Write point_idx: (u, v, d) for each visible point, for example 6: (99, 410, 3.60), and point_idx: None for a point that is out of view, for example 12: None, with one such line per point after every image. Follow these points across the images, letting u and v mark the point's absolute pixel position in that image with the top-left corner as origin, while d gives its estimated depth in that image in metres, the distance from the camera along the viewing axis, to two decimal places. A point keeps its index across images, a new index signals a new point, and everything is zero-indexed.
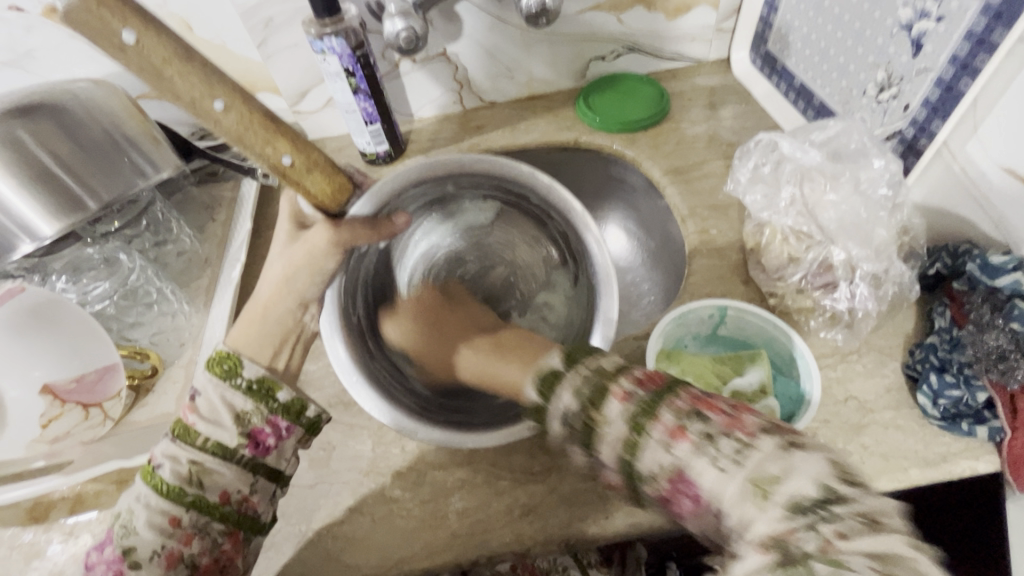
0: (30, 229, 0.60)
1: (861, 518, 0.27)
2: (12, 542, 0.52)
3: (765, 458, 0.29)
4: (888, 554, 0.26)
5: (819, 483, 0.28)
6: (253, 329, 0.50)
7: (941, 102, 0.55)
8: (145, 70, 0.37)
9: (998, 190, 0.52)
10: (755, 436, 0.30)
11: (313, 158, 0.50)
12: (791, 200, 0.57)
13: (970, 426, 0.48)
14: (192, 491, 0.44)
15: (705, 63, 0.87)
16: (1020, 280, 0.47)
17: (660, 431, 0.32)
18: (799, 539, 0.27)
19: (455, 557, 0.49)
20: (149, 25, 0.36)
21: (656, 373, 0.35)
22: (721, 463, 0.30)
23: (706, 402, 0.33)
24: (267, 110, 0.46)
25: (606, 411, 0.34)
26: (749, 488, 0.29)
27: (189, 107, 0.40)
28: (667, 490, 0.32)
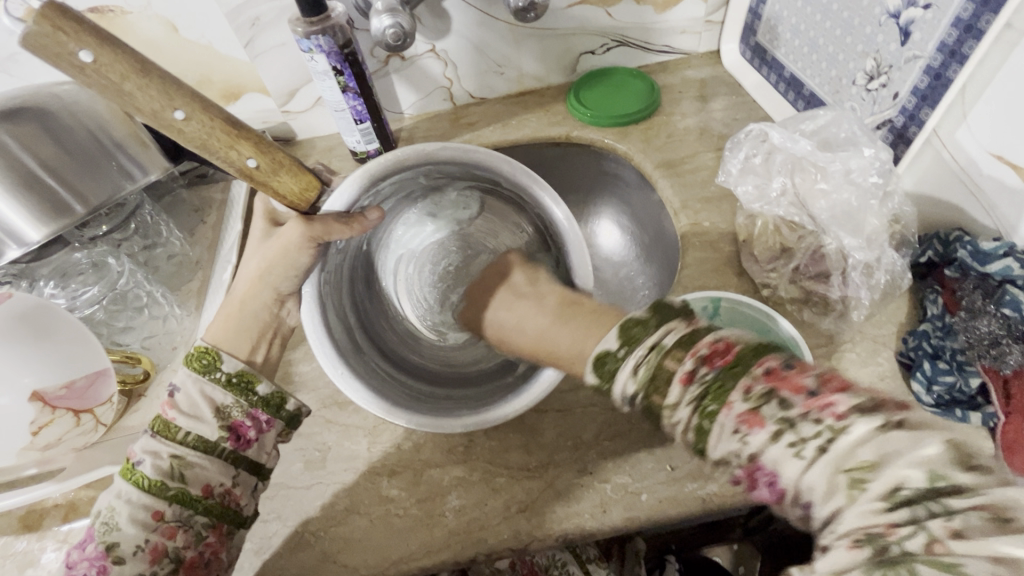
0: (16, 235, 0.60)
1: (983, 513, 0.25)
2: (4, 551, 0.51)
3: (857, 442, 0.28)
4: (1021, 555, 0.24)
5: (926, 471, 0.26)
6: (231, 324, 0.51)
7: (930, 90, 0.55)
8: (107, 87, 0.38)
9: (988, 176, 0.53)
10: (845, 420, 0.29)
11: (281, 158, 0.48)
12: (782, 190, 0.57)
13: (964, 412, 0.48)
14: (173, 485, 0.44)
15: (695, 55, 0.87)
16: (1011, 265, 0.48)
17: (730, 418, 0.31)
18: (900, 536, 0.26)
19: (452, 556, 0.48)
20: (103, 42, 0.37)
21: (722, 345, 0.33)
22: (805, 452, 0.29)
23: (789, 379, 0.31)
24: (227, 114, 0.44)
25: (670, 395, 0.33)
26: (840, 481, 0.28)
27: (152, 118, 0.41)
28: (742, 475, 0.31)
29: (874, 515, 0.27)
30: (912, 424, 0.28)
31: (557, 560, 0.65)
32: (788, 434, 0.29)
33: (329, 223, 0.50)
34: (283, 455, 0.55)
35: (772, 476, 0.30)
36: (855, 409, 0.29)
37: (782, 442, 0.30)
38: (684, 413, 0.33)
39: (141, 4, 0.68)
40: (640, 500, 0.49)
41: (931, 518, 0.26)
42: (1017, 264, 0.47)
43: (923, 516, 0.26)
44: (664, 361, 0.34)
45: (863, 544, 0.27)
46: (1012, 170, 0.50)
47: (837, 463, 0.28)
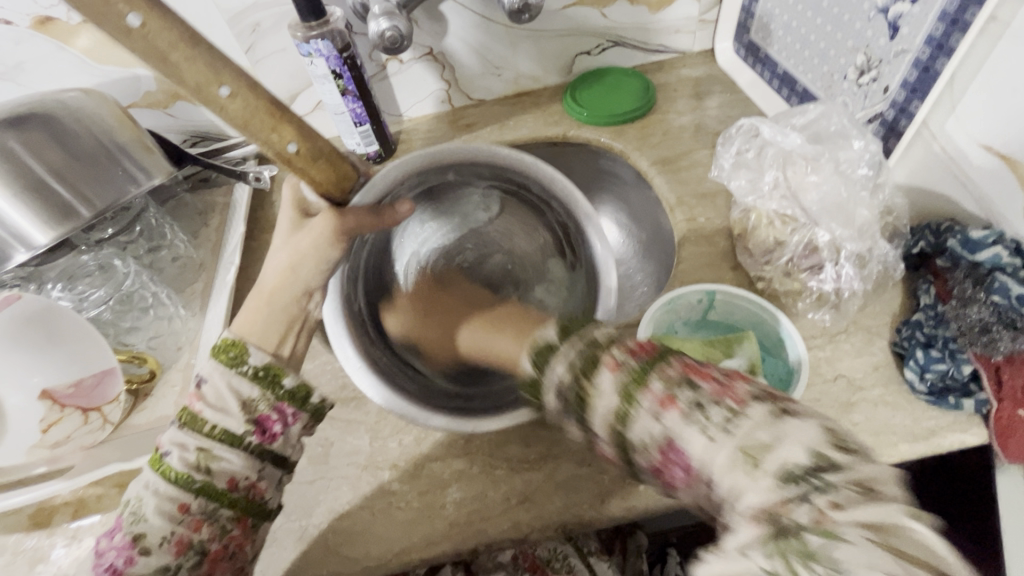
0: (25, 238, 0.61)
1: (854, 486, 0.27)
2: (15, 548, 0.52)
3: (754, 425, 0.30)
4: (884, 523, 0.26)
5: (810, 450, 0.28)
6: (257, 318, 0.49)
7: (919, 83, 0.56)
8: (154, 55, 0.37)
9: (978, 167, 0.53)
10: (744, 404, 0.31)
11: (319, 144, 0.50)
12: (774, 184, 0.58)
13: (957, 400, 0.49)
14: (200, 477, 0.44)
15: (690, 54, 0.88)
16: (999, 253, 0.48)
17: (648, 399, 0.33)
18: (790, 510, 0.27)
19: (454, 547, 0.49)
20: (153, 7, 0.36)
21: (649, 341, 0.37)
22: (709, 431, 0.30)
23: (698, 371, 0.33)
24: (272, 94, 0.45)
25: (598, 382, 0.35)
26: (734, 455, 0.29)
27: (195, 92, 0.40)
28: (658, 459, 0.32)
29: (766, 492, 0.28)
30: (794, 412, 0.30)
31: (559, 553, 0.66)
32: (697, 417, 0.31)
33: (339, 219, 0.51)
34: None
35: (681, 455, 0.31)
36: (755, 397, 0.31)
37: (692, 424, 0.31)
38: (613, 392, 0.34)
39: None
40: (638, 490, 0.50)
41: (817, 492, 0.27)
42: (1006, 253, 0.48)
43: (811, 490, 0.27)
44: (601, 347, 0.36)
45: (762, 519, 0.27)
46: (1002, 160, 0.51)
47: (736, 441, 0.29)
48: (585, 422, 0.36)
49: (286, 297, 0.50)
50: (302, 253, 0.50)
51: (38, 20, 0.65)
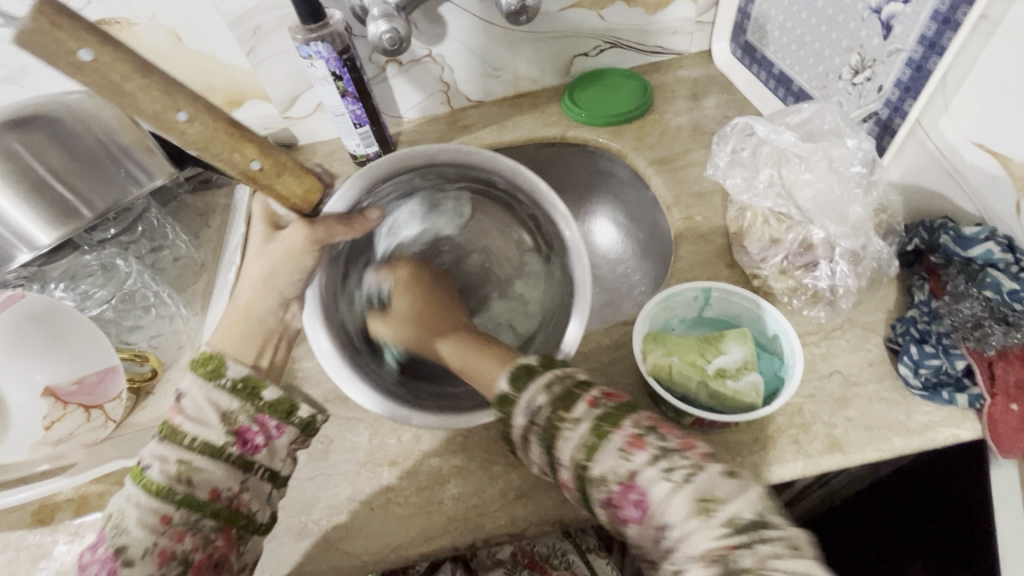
0: (27, 238, 0.63)
1: (787, 544, 0.34)
2: (18, 544, 0.53)
3: (711, 480, 0.36)
4: (808, 575, 0.32)
5: (755, 510, 0.35)
6: (236, 332, 0.52)
7: (913, 82, 0.57)
8: (106, 87, 0.39)
9: (971, 165, 0.54)
10: (705, 460, 0.37)
11: (282, 161, 0.52)
12: (768, 182, 0.59)
13: (950, 394, 0.49)
14: (182, 489, 0.45)
15: (687, 55, 0.89)
16: (992, 249, 0.49)
17: (620, 437, 0.39)
18: (738, 554, 0.33)
19: (452, 542, 0.50)
20: (104, 41, 0.39)
21: (616, 393, 0.42)
22: (672, 477, 0.36)
23: (663, 424, 0.40)
24: (232, 116, 0.48)
25: (574, 410, 0.41)
26: (697, 507, 0.35)
27: (153, 119, 0.42)
28: (616, 493, 0.38)
29: (720, 539, 0.34)
30: (744, 476, 0.37)
31: (558, 549, 0.67)
32: (663, 461, 0.37)
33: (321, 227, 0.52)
34: None
35: (642, 494, 0.37)
36: (711, 456, 0.38)
37: (657, 465, 0.37)
38: (584, 426, 0.40)
39: (147, 15, 0.70)
40: None
41: (758, 542, 0.34)
42: (998, 248, 0.49)
43: (753, 542, 0.34)
44: (575, 386, 0.42)
45: (715, 562, 0.33)
46: (994, 158, 0.51)
47: (696, 491, 0.36)
48: (548, 448, 0.41)
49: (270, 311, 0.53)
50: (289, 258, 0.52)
51: None
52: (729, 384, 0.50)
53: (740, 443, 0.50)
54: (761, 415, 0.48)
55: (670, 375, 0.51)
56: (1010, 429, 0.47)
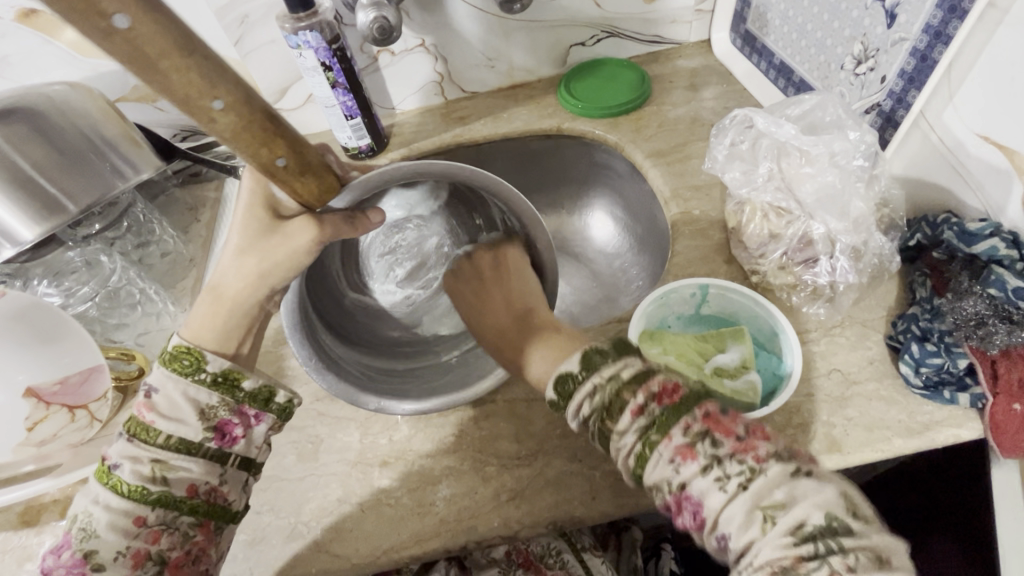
0: (11, 234, 0.61)
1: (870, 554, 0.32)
2: (3, 546, 0.52)
3: (771, 484, 0.34)
4: None
5: (826, 512, 0.33)
6: (218, 322, 0.48)
7: (917, 72, 0.55)
8: (132, 60, 0.31)
9: (975, 158, 0.53)
10: (762, 464, 0.35)
11: (308, 155, 0.45)
12: (768, 175, 0.57)
13: (952, 393, 0.48)
14: (156, 489, 0.44)
15: (686, 45, 0.87)
16: (996, 245, 0.47)
17: (669, 449, 0.36)
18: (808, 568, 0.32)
19: (444, 544, 0.49)
20: (144, 4, 0.30)
21: (670, 386, 0.39)
22: (727, 487, 0.35)
23: (718, 423, 0.37)
24: (268, 103, 0.39)
25: (620, 423, 0.38)
26: (755, 515, 0.34)
27: (182, 103, 0.34)
28: (670, 502, 0.37)
29: (786, 548, 0.33)
30: (818, 473, 0.35)
31: (553, 549, 0.66)
32: (715, 470, 0.35)
33: (328, 224, 0.48)
34: (276, 447, 0.55)
35: (697, 505, 0.36)
36: (771, 456, 0.35)
37: (709, 476, 0.35)
38: (630, 439, 0.38)
39: None
40: (629, 487, 0.49)
41: (828, 553, 0.32)
42: (1003, 244, 0.47)
43: (825, 552, 0.32)
44: (621, 390, 0.39)
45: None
46: (1000, 151, 0.50)
47: (755, 500, 0.34)
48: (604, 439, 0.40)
49: (252, 304, 0.49)
50: (271, 262, 0.48)
51: (22, 13, 0.64)
52: (727, 382, 0.49)
53: None
54: (759, 415, 0.47)
55: None
56: (1013, 430, 0.46)
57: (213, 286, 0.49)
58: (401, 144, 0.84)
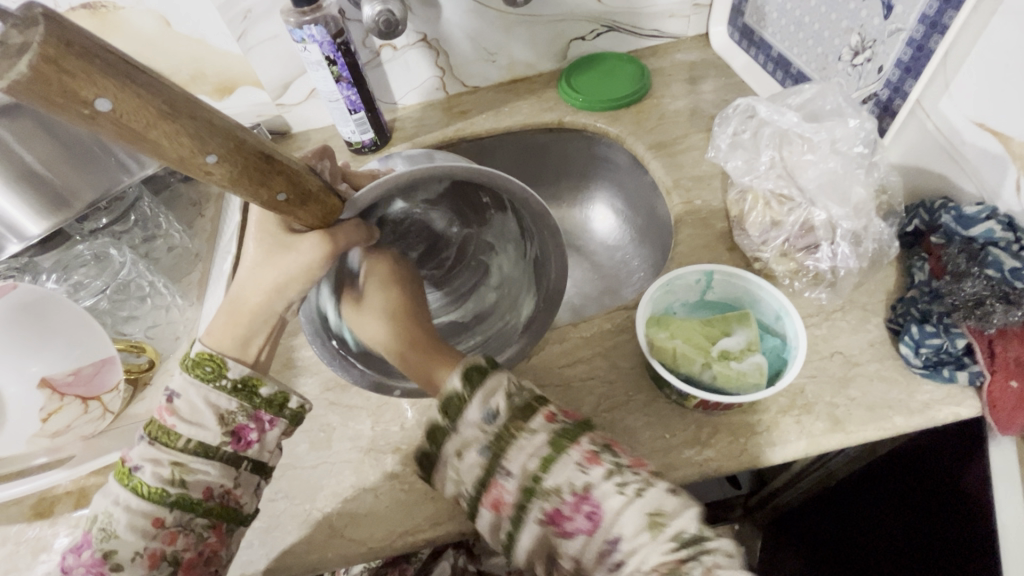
0: (18, 230, 0.65)
1: (724, 555, 0.38)
2: (17, 538, 0.52)
3: (660, 495, 0.40)
4: None
5: (695, 523, 0.39)
6: (240, 330, 0.48)
7: (914, 61, 0.57)
8: (124, 135, 0.30)
9: (970, 144, 0.54)
10: (652, 476, 0.41)
11: (308, 184, 0.42)
12: (770, 163, 0.59)
13: (952, 372, 0.49)
14: (174, 491, 0.44)
15: (684, 39, 0.88)
16: (992, 228, 0.50)
17: (578, 452, 0.41)
18: (687, 566, 0.37)
19: (458, 527, 0.50)
20: (125, 82, 0.29)
21: (572, 411, 0.45)
22: (626, 491, 0.40)
23: (613, 443, 0.43)
24: (263, 143, 0.38)
25: (534, 422, 0.42)
26: (648, 520, 0.39)
27: (177, 163, 0.33)
28: (567, 506, 0.40)
29: (667, 553, 0.38)
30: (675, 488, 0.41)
31: None
32: (615, 477, 0.40)
33: (339, 238, 0.47)
34: (287, 436, 0.56)
35: (595, 507, 0.40)
36: (657, 473, 0.42)
37: (611, 481, 0.40)
38: (542, 437, 0.42)
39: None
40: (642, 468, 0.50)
41: (701, 554, 0.38)
42: (999, 227, 0.50)
43: (696, 552, 0.38)
44: (532, 401, 0.44)
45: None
46: (995, 137, 0.51)
47: (646, 507, 0.39)
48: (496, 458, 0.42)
49: (272, 312, 0.48)
50: (288, 275, 0.46)
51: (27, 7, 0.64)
52: (734, 365, 0.50)
53: (742, 425, 0.50)
54: (765, 396, 0.48)
55: (673, 357, 0.51)
56: (1010, 408, 0.47)
57: (231, 294, 0.48)
58: (403, 138, 0.84)
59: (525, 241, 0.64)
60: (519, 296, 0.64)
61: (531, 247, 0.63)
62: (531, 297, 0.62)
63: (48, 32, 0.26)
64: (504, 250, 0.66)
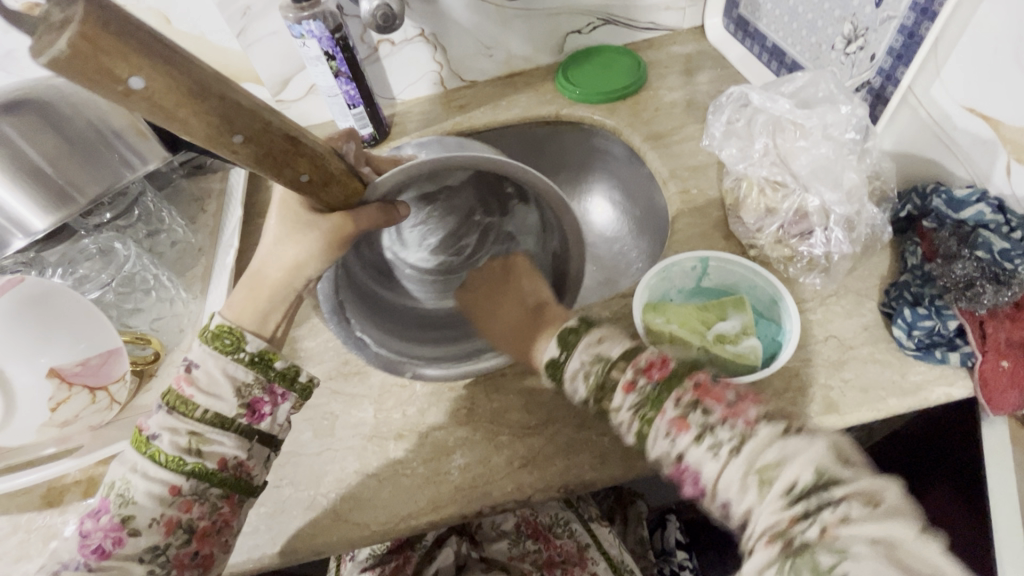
0: (23, 225, 0.66)
1: (866, 504, 0.33)
2: (28, 526, 0.53)
3: (763, 447, 0.37)
4: (888, 538, 0.32)
5: (818, 469, 0.35)
6: (256, 310, 0.49)
7: (905, 49, 0.57)
8: (158, 114, 0.31)
9: (961, 129, 0.55)
10: (753, 427, 0.38)
11: (331, 167, 0.43)
12: (764, 150, 0.59)
13: (943, 353, 0.50)
14: (191, 460, 0.45)
15: (680, 31, 0.89)
16: (982, 211, 0.51)
17: (664, 422, 0.40)
18: (801, 528, 0.34)
19: (459, 510, 0.51)
20: (159, 62, 0.30)
21: (654, 368, 0.42)
22: (719, 453, 0.38)
23: (710, 393, 0.40)
24: (289, 125, 0.39)
25: (615, 400, 0.42)
26: (751, 479, 0.37)
27: (205, 141, 0.34)
28: (673, 473, 0.40)
29: (779, 512, 0.35)
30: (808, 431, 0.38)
31: (561, 519, 0.69)
32: (706, 439, 0.39)
33: (360, 219, 0.47)
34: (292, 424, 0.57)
35: (695, 473, 0.39)
36: (760, 418, 0.38)
37: (703, 444, 0.39)
38: (624, 416, 0.42)
39: None
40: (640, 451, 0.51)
41: (820, 510, 0.34)
42: (989, 210, 0.50)
43: (818, 508, 0.34)
44: (611, 369, 0.43)
45: (775, 540, 0.35)
46: (985, 121, 0.52)
47: (749, 464, 0.37)
48: (603, 407, 0.43)
49: (291, 291, 0.49)
50: (308, 254, 0.48)
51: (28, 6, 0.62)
52: (729, 348, 0.51)
53: None
54: (760, 377, 0.49)
55: (670, 341, 0.52)
56: (1002, 387, 0.48)
57: (253, 272, 0.50)
58: (403, 133, 0.85)
59: (546, 234, 0.65)
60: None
61: (553, 241, 0.64)
62: (550, 288, 0.63)
63: (87, 13, 0.27)
64: (523, 241, 0.67)
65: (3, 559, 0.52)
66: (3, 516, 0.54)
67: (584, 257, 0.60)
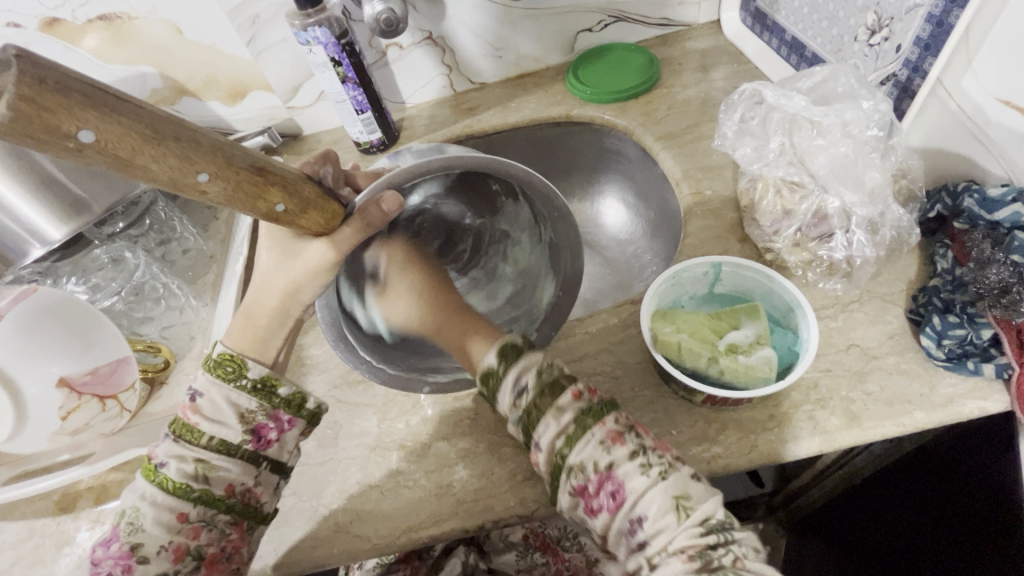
0: (39, 234, 0.65)
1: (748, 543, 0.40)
2: (43, 531, 0.54)
3: (685, 481, 0.40)
4: (769, 573, 0.38)
5: (722, 508, 0.40)
6: (263, 328, 0.49)
7: (933, 38, 0.54)
8: (114, 164, 0.30)
9: (996, 124, 0.51)
10: (676, 461, 0.41)
11: (305, 191, 0.42)
12: (780, 149, 0.56)
13: (976, 364, 0.47)
14: (198, 486, 0.45)
15: (695, 27, 0.86)
16: (1019, 211, 0.47)
17: (602, 431, 0.41)
18: (717, 553, 0.38)
19: (461, 524, 0.49)
20: (107, 113, 0.29)
21: (597, 388, 0.45)
22: (649, 472, 0.40)
23: (641, 425, 0.43)
24: (253, 155, 0.37)
25: (562, 399, 0.43)
26: (673, 504, 0.39)
27: (169, 185, 0.33)
28: (591, 483, 0.41)
29: (694, 536, 0.38)
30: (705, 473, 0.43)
31: (569, 531, 0.67)
32: (639, 457, 0.41)
33: (343, 241, 0.45)
34: None
35: (619, 486, 0.40)
36: (679, 457, 0.42)
37: (635, 461, 0.41)
38: (567, 417, 0.42)
39: (147, 9, 0.70)
40: None
41: (726, 541, 0.38)
42: None
43: (724, 540, 0.38)
44: (561, 377, 0.44)
45: (694, 557, 0.37)
46: (1022, 115, 0.48)
47: (672, 490, 0.39)
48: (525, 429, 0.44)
49: (287, 316, 0.49)
50: (310, 272, 0.47)
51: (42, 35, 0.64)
52: (742, 359, 0.48)
53: (751, 422, 0.49)
54: (773, 390, 0.46)
55: (679, 352, 0.49)
56: None
57: (260, 292, 0.49)
58: (411, 137, 0.84)
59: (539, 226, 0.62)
60: (538, 281, 0.62)
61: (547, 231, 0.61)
62: (550, 280, 0.61)
63: (20, 74, 0.26)
64: (518, 238, 0.64)
65: (18, 563, 0.53)
66: (20, 521, 0.55)
67: (579, 249, 0.57)
